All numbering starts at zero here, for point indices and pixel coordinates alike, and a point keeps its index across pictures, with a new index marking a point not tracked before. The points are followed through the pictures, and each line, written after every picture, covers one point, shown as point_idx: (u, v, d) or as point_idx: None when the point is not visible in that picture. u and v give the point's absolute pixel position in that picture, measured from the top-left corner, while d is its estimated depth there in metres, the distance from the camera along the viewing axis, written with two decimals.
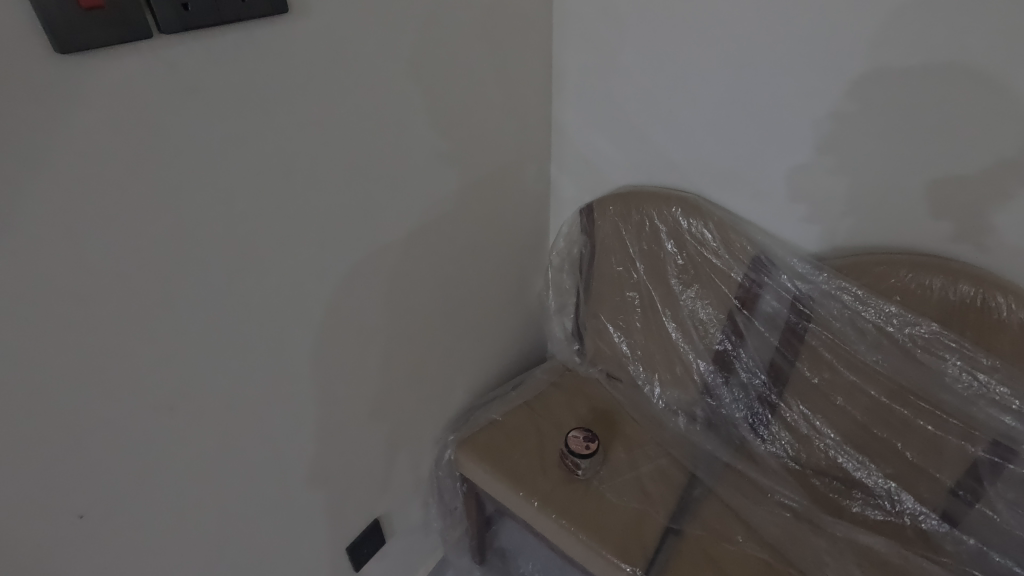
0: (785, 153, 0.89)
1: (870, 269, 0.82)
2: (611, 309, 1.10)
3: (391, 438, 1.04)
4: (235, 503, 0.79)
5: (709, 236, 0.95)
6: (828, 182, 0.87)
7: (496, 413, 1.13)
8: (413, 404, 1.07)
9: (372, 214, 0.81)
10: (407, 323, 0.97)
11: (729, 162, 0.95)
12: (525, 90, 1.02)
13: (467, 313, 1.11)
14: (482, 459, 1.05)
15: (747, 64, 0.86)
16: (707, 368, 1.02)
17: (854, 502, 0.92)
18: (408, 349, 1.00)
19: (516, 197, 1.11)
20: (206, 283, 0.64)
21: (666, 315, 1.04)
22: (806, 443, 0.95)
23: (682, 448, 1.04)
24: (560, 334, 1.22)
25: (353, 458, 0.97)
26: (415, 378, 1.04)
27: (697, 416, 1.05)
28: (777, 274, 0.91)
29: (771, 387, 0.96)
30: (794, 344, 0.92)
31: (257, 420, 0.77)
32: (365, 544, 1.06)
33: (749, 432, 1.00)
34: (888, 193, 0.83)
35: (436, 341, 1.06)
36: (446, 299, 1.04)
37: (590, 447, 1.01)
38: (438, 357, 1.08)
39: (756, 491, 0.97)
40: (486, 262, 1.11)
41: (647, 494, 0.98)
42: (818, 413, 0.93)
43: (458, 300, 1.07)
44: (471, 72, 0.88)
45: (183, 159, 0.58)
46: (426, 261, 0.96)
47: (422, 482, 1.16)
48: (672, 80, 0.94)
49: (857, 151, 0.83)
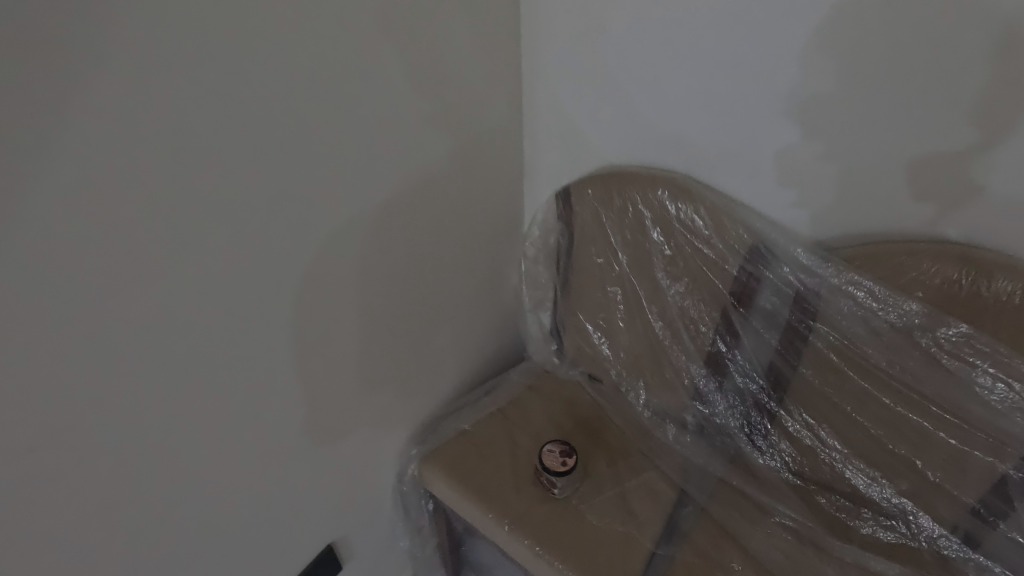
0: (783, 128, 0.75)
1: (889, 261, 0.71)
2: (591, 304, 0.99)
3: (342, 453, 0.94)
4: (135, 534, 0.70)
5: (700, 223, 0.83)
6: (821, 164, 0.75)
7: (466, 423, 1.02)
8: (367, 415, 0.95)
9: (298, 203, 0.69)
10: (347, 326, 0.85)
11: (720, 139, 0.81)
12: (492, 58, 0.87)
13: (431, 312, 0.99)
14: (450, 475, 0.95)
15: (740, 20, 0.71)
16: (699, 372, 0.91)
17: (863, 522, 0.82)
18: (357, 354, 0.88)
19: (484, 181, 0.98)
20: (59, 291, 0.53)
21: (653, 313, 0.92)
22: (810, 456, 0.85)
23: (671, 460, 0.94)
24: (538, 333, 1.10)
25: (294, 475, 0.87)
26: (367, 387, 0.93)
27: (688, 424, 0.95)
28: (779, 266, 0.79)
29: (770, 394, 0.85)
30: (797, 346, 0.81)
31: (161, 436, 0.68)
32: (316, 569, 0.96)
33: (746, 443, 0.89)
34: (909, 171, 0.70)
35: (388, 347, 0.93)
36: (398, 300, 0.91)
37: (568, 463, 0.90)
38: (397, 363, 0.97)
39: (754, 509, 0.87)
40: (451, 257, 0.99)
41: (631, 514, 0.88)
42: (823, 423, 0.82)
43: (416, 301, 0.95)
44: (421, 34, 0.74)
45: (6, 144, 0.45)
46: (375, 255, 0.83)
47: (385, 497, 1.06)
48: (655, 40, 0.79)
49: (875, 122, 0.69)
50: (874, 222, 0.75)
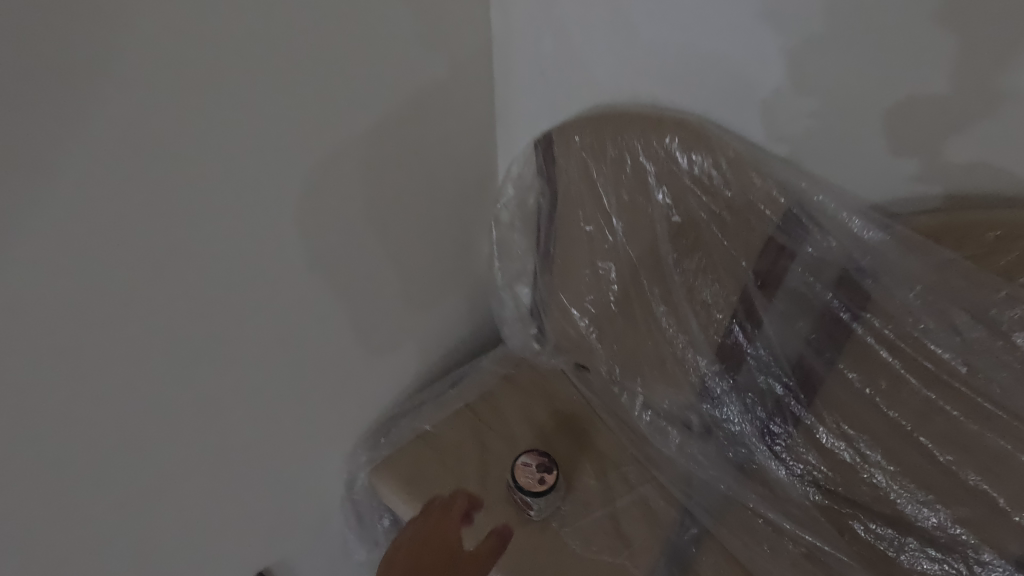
0: (844, 39, 0.54)
1: (977, 234, 0.54)
2: (578, 283, 0.80)
3: (260, 462, 0.77)
4: None
5: (719, 178, 0.63)
6: (887, 94, 0.55)
7: (428, 422, 0.85)
8: (294, 414, 0.78)
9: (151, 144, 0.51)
10: (247, 310, 0.66)
11: (743, 64, 0.61)
12: None
13: (373, 288, 0.81)
14: (405, 489, 0.79)
15: None
16: (708, 368, 0.73)
17: (906, 554, 0.66)
18: (266, 342, 0.70)
19: (434, 122, 0.78)
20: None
21: (653, 294, 0.74)
22: (844, 473, 0.68)
23: (673, 470, 0.78)
24: (513, 312, 0.92)
25: (192, 495, 0.70)
26: (288, 381, 0.75)
27: (693, 428, 0.77)
28: (822, 237, 0.61)
29: (798, 398, 0.68)
30: (836, 340, 0.63)
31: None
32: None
33: (765, 457, 0.72)
34: (1023, 98, 0.50)
35: (316, 331, 0.76)
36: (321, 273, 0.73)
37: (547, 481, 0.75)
38: (330, 350, 0.79)
39: (772, 533, 0.71)
40: (398, 221, 0.80)
41: (620, 540, 0.73)
42: (865, 435, 0.66)
43: (349, 273, 0.76)
44: None
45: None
46: (276, 215, 0.64)
47: (334, 510, 0.89)
48: None
49: (971, 30, 0.49)
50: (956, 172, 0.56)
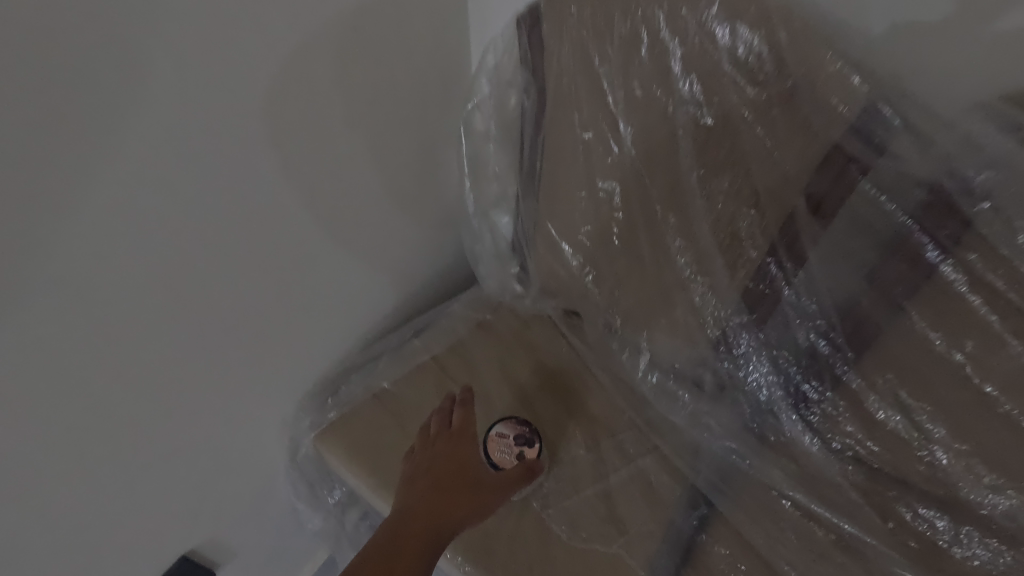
0: None
1: None
2: (571, 209, 0.64)
3: (176, 435, 0.63)
4: None
5: (769, 61, 0.45)
6: None
7: (386, 378, 0.72)
8: (212, 377, 0.63)
9: None
10: (121, 250, 0.49)
11: None
12: None
13: (307, 216, 0.63)
14: (355, 459, 0.66)
15: None
16: (732, 319, 0.58)
17: (961, 545, 0.53)
18: (157, 293, 0.54)
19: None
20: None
21: (668, 225, 0.57)
22: (893, 448, 0.54)
23: (680, 439, 0.65)
24: (490, 248, 0.76)
25: (86, 470, 0.57)
26: (197, 336, 0.59)
27: (705, 387, 0.63)
28: (910, 137, 0.42)
29: (845, 358, 0.53)
30: (911, 283, 0.47)
31: None
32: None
33: (795, 427, 0.58)
34: None
35: (230, 271, 0.59)
36: (229, 196, 0.55)
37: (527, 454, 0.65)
38: (251, 295, 0.63)
39: (799, 517, 0.59)
40: (335, 129, 0.61)
41: (616, 522, 0.62)
42: (926, 401, 0.51)
43: (265, 196, 0.58)
44: None
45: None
46: (144, 110, 0.46)
47: (277, 479, 0.77)
48: None
49: None
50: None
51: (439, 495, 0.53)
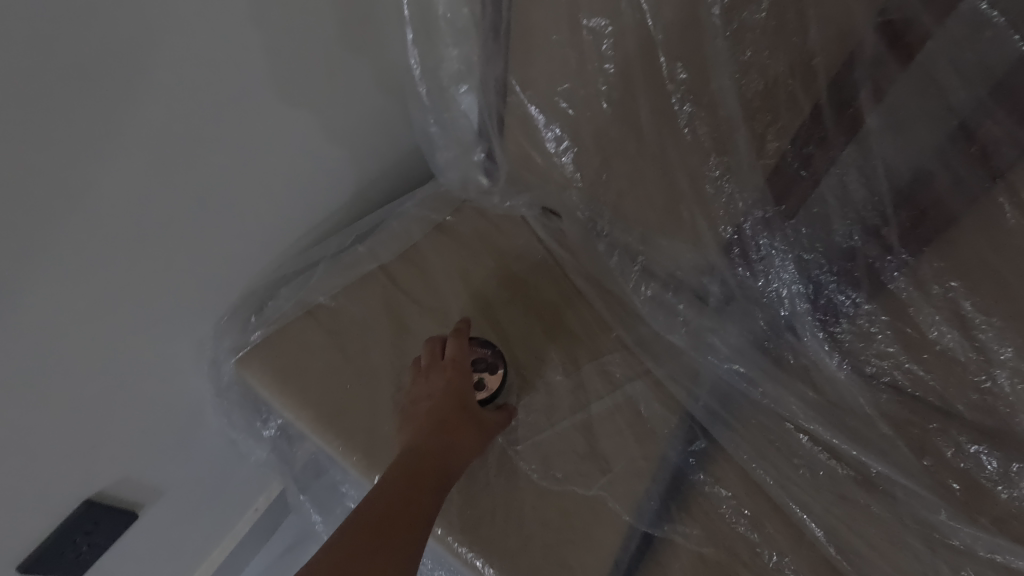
0: None
1: None
2: (548, 68, 0.49)
3: (49, 369, 0.49)
4: None
5: None
6: None
7: (323, 291, 0.59)
8: (85, 296, 0.49)
9: None
10: None
11: None
12: None
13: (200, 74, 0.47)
14: (282, 385, 0.55)
15: None
16: (750, 211, 0.45)
17: (1008, 485, 0.43)
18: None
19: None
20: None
21: (676, 82, 0.42)
22: (943, 374, 0.43)
23: (672, 359, 0.55)
24: (449, 130, 0.61)
25: None
26: (53, 245, 0.44)
27: (709, 299, 0.51)
28: None
29: (893, 257, 0.41)
30: (1006, 144, 0.34)
31: None
32: (87, 537, 0.60)
33: (818, 346, 0.47)
34: None
35: (82, 157, 0.43)
36: (60, 28, 0.38)
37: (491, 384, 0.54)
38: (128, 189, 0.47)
39: (811, 450, 0.49)
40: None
41: (597, 459, 0.52)
42: (995, 312, 0.39)
43: (122, 45, 0.41)
44: None
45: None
46: None
47: (205, 408, 0.67)
48: None
49: None
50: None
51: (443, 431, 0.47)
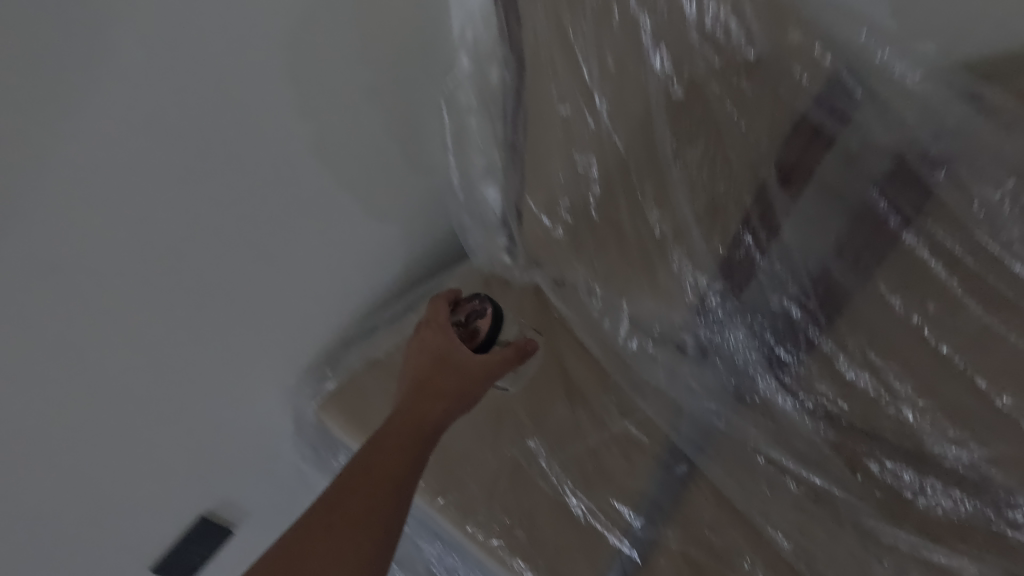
0: None
1: None
2: (552, 182, 0.65)
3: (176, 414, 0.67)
4: None
5: (738, 29, 0.45)
6: None
7: (380, 349, 0.75)
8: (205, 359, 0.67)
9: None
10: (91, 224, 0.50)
11: None
12: None
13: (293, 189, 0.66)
14: (351, 424, 0.70)
15: None
16: (708, 285, 0.60)
17: (924, 495, 0.56)
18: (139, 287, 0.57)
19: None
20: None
21: (645, 195, 0.58)
22: (863, 408, 0.56)
23: (655, 398, 0.67)
24: (478, 219, 0.77)
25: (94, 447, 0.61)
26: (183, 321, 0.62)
27: (686, 350, 0.65)
28: (873, 118, 0.44)
29: (813, 320, 0.55)
30: (875, 249, 0.50)
31: None
32: (197, 546, 0.79)
33: (767, 384, 0.61)
34: None
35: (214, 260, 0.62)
36: (211, 180, 0.57)
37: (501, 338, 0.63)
38: (229, 272, 0.64)
39: (770, 470, 0.61)
40: (317, 95, 0.62)
41: (599, 479, 0.65)
42: (894, 364, 0.53)
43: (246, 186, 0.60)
44: None
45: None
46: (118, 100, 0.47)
47: (285, 445, 0.82)
48: None
49: None
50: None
51: (421, 386, 0.54)
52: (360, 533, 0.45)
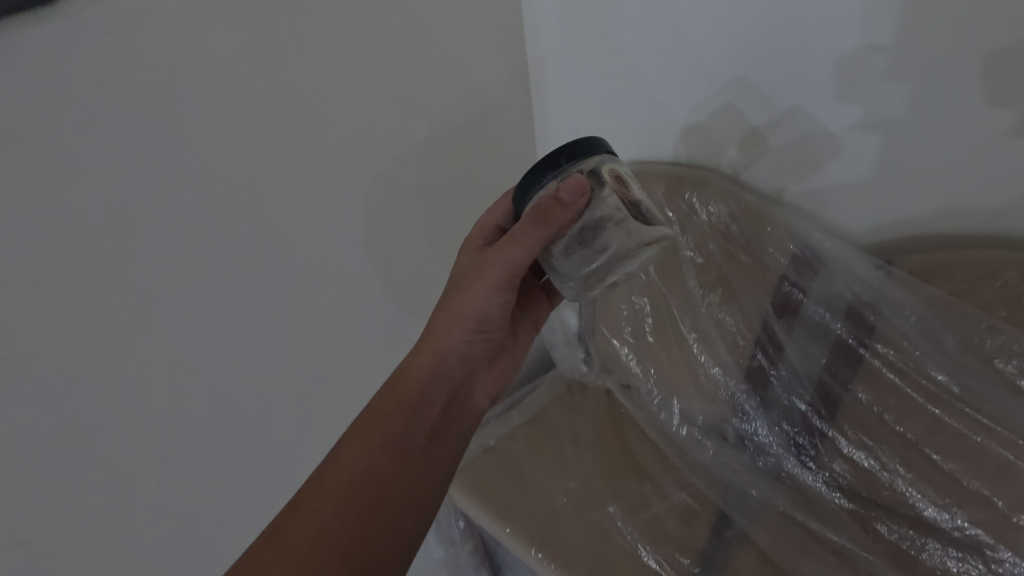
0: (781, 129, 0.81)
1: (931, 273, 0.69)
2: (618, 318, 0.92)
3: None
4: (179, 534, 0.78)
5: (734, 225, 0.79)
6: (824, 151, 0.79)
7: (492, 437, 0.95)
8: None
9: (355, 247, 0.83)
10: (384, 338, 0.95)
11: (732, 138, 0.86)
12: (508, 75, 0.98)
13: None
14: (471, 492, 0.88)
15: (727, 39, 0.79)
16: (738, 387, 0.83)
17: (927, 553, 0.71)
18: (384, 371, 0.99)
19: (477, 166, 0.98)
20: (79, 219, 0.57)
21: (688, 326, 0.86)
22: (866, 479, 0.75)
23: (707, 477, 0.85)
24: (564, 337, 1.07)
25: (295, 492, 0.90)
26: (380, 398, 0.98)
27: (728, 439, 0.86)
28: (826, 276, 0.75)
29: (818, 411, 0.78)
30: (849, 362, 0.74)
31: (222, 436, 0.78)
32: None
33: (792, 462, 0.81)
34: (923, 170, 0.74)
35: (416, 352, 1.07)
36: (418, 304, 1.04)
37: (481, 289, 0.60)
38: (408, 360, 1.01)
39: (804, 535, 0.77)
40: (438, 249, 0.98)
41: (664, 538, 0.81)
42: (883, 446, 0.74)
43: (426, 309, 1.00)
44: (434, 65, 0.84)
45: (113, 82, 0.55)
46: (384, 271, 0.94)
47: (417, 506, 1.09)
48: (677, 56, 0.84)
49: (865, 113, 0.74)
50: (919, 203, 0.76)
51: (426, 332, 0.62)
52: (359, 468, 0.54)
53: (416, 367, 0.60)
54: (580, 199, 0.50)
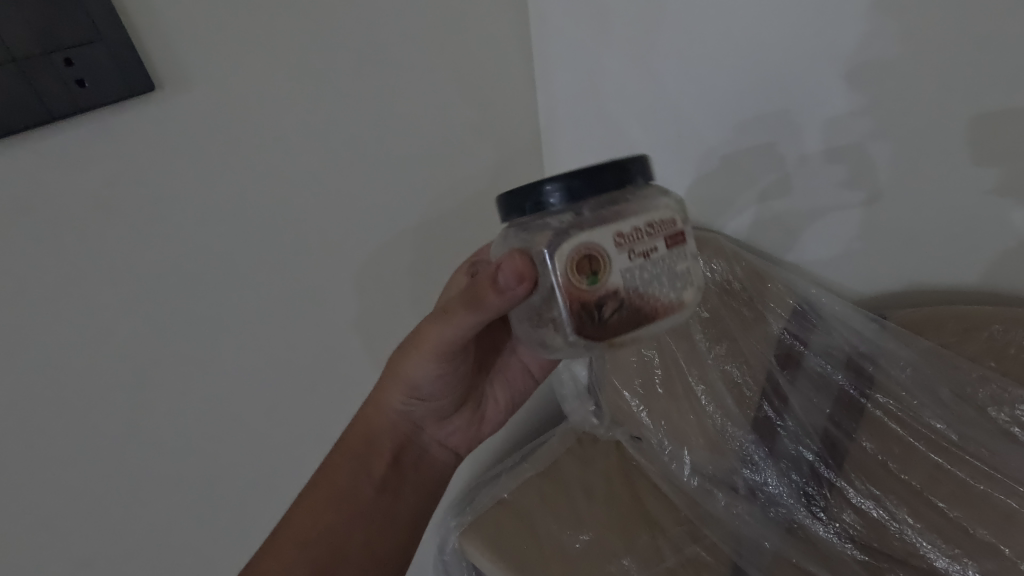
0: (778, 195, 0.88)
1: (922, 328, 0.75)
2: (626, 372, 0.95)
3: None
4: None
5: (737, 282, 0.85)
6: (816, 214, 0.86)
7: (505, 491, 0.97)
8: None
9: (377, 297, 0.88)
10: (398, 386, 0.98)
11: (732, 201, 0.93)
12: (525, 142, 1.06)
13: None
14: (485, 547, 0.88)
15: (724, 111, 0.87)
16: (746, 438, 0.86)
17: None
18: None
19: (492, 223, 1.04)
20: (139, 258, 0.62)
21: (697, 378, 0.89)
22: (875, 529, 0.77)
23: (720, 530, 0.86)
24: (573, 389, 1.07)
25: None
26: None
27: (739, 490, 0.87)
28: (822, 330, 0.82)
29: (825, 461, 0.81)
30: (851, 413, 0.79)
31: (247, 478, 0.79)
32: None
33: (804, 514, 0.82)
34: (910, 230, 0.80)
35: None
36: None
37: (416, 357, 0.59)
38: None
39: None
40: None
41: None
42: (890, 495, 0.76)
43: None
44: (458, 132, 0.92)
45: (185, 147, 0.63)
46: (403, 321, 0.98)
47: (428, 559, 1.07)
48: (680, 127, 0.93)
49: (853, 177, 0.81)
50: (909, 262, 0.82)
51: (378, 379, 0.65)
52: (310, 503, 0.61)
53: (367, 417, 0.65)
54: (518, 286, 0.46)
